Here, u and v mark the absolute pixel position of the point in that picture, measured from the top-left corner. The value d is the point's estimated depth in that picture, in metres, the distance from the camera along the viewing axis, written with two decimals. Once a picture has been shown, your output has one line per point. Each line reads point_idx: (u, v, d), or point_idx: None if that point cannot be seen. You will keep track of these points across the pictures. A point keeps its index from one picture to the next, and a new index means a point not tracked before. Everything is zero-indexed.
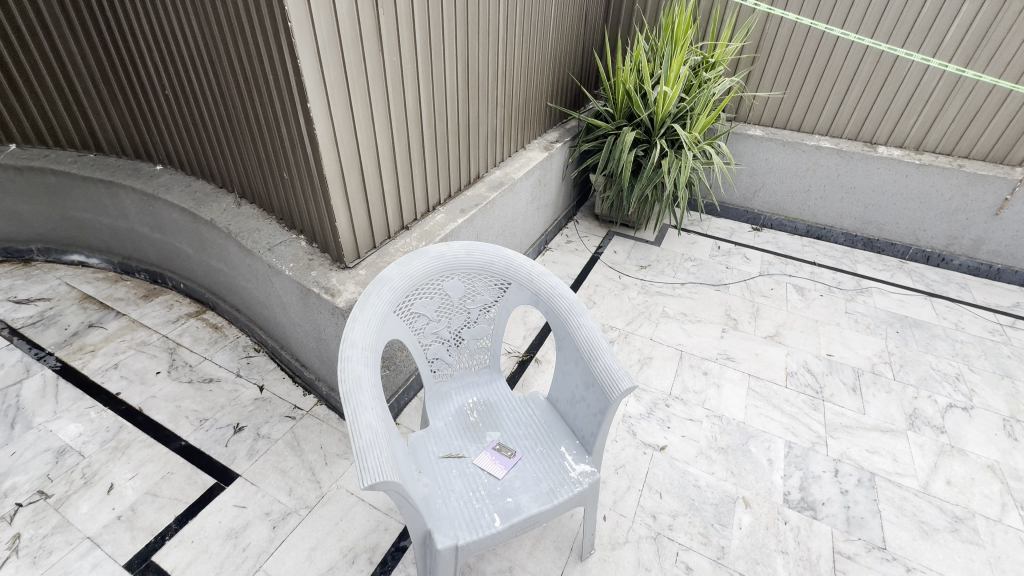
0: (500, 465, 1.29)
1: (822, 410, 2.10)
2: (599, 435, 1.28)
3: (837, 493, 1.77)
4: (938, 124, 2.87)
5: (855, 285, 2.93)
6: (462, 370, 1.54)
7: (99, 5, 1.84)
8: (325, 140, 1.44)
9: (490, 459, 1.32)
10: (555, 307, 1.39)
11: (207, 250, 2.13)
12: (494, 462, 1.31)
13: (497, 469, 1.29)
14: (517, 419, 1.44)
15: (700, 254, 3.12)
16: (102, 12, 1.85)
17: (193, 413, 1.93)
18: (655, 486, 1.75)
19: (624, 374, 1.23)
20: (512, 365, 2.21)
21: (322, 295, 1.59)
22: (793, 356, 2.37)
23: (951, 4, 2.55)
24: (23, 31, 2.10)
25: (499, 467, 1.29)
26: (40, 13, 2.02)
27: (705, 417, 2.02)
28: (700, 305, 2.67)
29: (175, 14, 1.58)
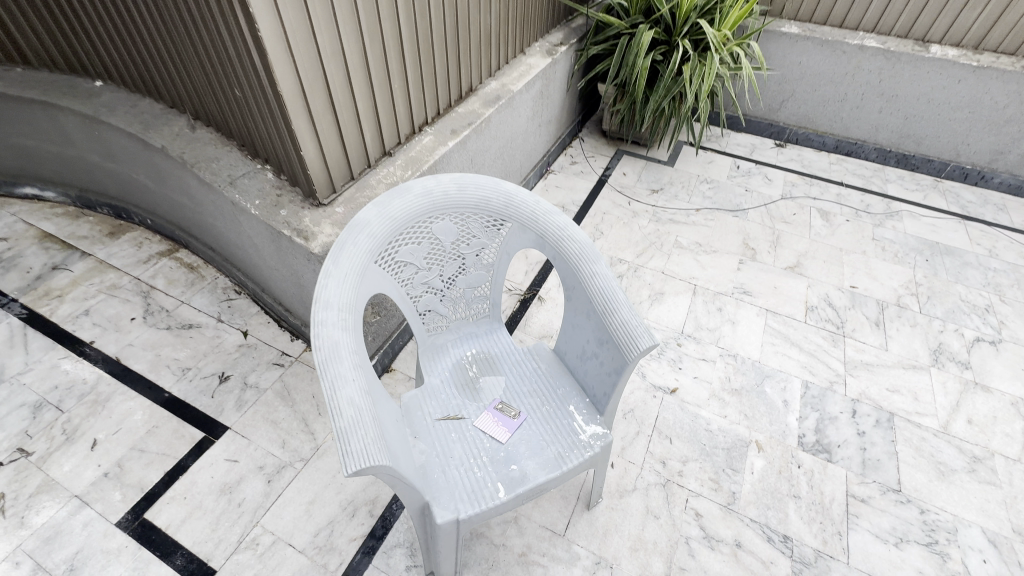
0: (503, 428, 1.18)
1: (842, 347, 1.98)
2: (613, 396, 1.15)
3: (854, 435, 1.70)
4: (1007, 16, 2.45)
5: (884, 208, 2.69)
6: (458, 321, 1.38)
7: None
8: (275, 47, 1.15)
9: (492, 420, 1.20)
10: (564, 252, 1.19)
11: (167, 183, 1.88)
12: (497, 424, 1.19)
13: (501, 432, 1.17)
14: (520, 374, 1.31)
15: (717, 176, 2.84)
16: None
17: (175, 362, 1.81)
18: (665, 431, 1.67)
19: (644, 331, 1.07)
20: (513, 304, 2.05)
21: (295, 238, 1.39)
22: (814, 288, 2.21)
23: None
24: None
25: (502, 429, 1.18)
26: None
27: (719, 357, 1.91)
28: (717, 234, 2.46)
29: None
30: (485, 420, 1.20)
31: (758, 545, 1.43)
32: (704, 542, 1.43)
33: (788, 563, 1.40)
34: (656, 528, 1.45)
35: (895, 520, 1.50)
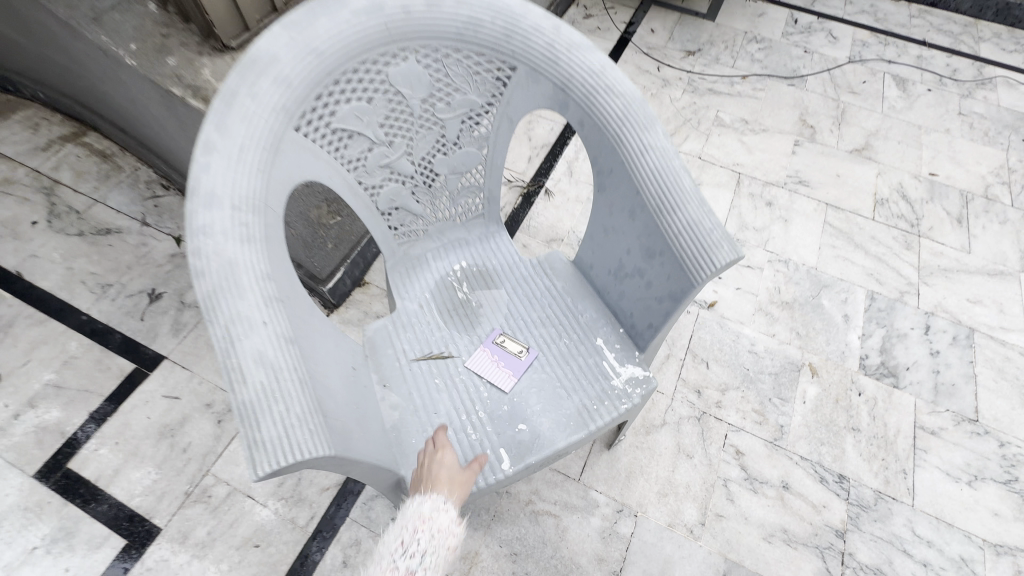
0: (508, 370, 0.85)
1: (916, 249, 1.62)
2: (661, 330, 0.81)
3: (926, 356, 1.42)
4: None
5: (975, 74, 2.16)
6: (441, 226, 0.98)
7: None
8: None
9: (493, 356, 0.87)
10: (598, 114, 0.76)
11: (30, 31, 1.35)
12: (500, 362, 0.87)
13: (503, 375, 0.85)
14: (529, 294, 0.95)
15: (770, 33, 2.25)
16: None
17: (92, 277, 1.44)
18: (701, 354, 1.38)
19: (722, 239, 0.69)
20: (514, 200, 1.64)
21: (193, 102, 0.94)
22: (884, 177, 1.79)
23: None
24: None
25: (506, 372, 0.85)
26: None
27: (767, 263, 1.56)
28: (767, 108, 1.96)
29: None
30: (484, 357, 0.88)
31: (809, 487, 1.20)
32: (746, 485, 1.20)
33: (843, 506, 1.19)
34: (689, 469, 1.21)
35: (969, 454, 1.27)
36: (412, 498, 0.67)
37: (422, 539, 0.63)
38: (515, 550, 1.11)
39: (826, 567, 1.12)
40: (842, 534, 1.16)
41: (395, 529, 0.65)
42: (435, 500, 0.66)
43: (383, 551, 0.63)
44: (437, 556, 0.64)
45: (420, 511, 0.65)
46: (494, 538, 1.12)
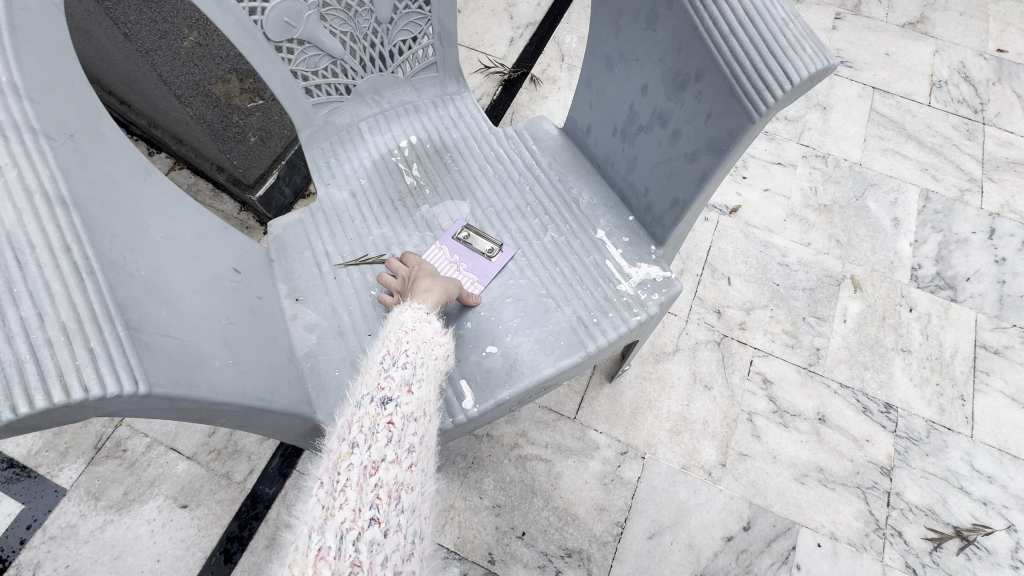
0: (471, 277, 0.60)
1: (979, 140, 1.34)
2: (691, 206, 0.56)
3: (990, 264, 1.18)
4: None
5: None
6: (375, 81, 0.69)
7: None
8: None
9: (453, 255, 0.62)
10: None
11: None
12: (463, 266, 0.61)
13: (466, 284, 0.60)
14: (503, 176, 0.67)
15: None
16: None
17: None
18: (721, 268, 1.14)
19: (799, 38, 0.43)
20: (493, 91, 1.33)
21: None
22: (943, 55, 1.48)
23: None
24: None
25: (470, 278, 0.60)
26: None
27: (801, 160, 1.28)
28: None
29: None
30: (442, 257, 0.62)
31: (850, 420, 1.01)
32: (775, 418, 1.00)
33: (890, 440, 0.99)
34: (707, 403, 1.01)
35: None
36: (389, 316, 0.53)
37: (412, 347, 0.48)
38: (498, 502, 0.92)
39: (869, 510, 0.94)
40: (889, 471, 0.97)
41: (376, 346, 0.50)
42: (417, 310, 0.52)
43: (363, 369, 0.48)
44: (434, 366, 0.49)
45: (399, 324, 0.51)
46: (473, 488, 0.93)
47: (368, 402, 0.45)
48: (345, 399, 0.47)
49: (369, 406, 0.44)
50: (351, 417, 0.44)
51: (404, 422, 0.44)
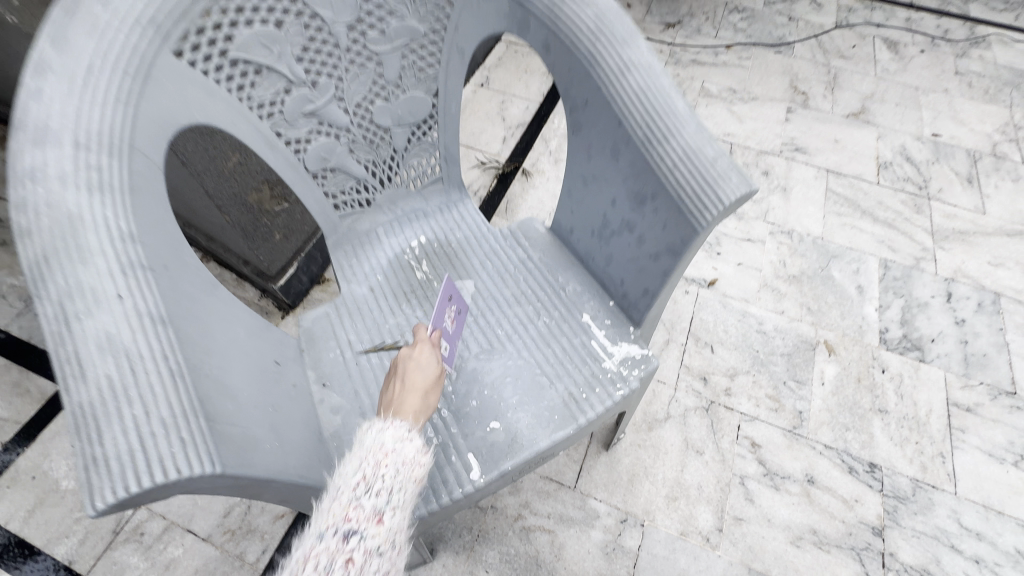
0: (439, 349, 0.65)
1: (927, 213, 1.50)
2: (660, 295, 0.66)
3: (951, 326, 1.28)
4: None
5: (967, 36, 2.06)
6: (392, 194, 0.82)
7: None
8: None
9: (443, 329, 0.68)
10: (569, 28, 0.61)
11: None
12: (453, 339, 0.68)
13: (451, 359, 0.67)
14: (503, 268, 0.79)
15: (751, 3, 2.15)
16: None
17: (13, 290, 1.27)
18: (704, 338, 1.23)
19: (729, 169, 0.55)
20: (489, 183, 1.50)
21: None
22: (885, 140, 1.68)
23: None
24: None
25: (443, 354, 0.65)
26: None
27: (768, 236, 1.42)
28: (756, 76, 1.85)
29: None
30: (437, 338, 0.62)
31: (837, 480, 1.05)
32: (766, 481, 1.05)
33: (877, 499, 1.04)
34: (700, 468, 1.06)
35: (1012, 431, 1.13)
36: (370, 426, 0.52)
37: (389, 471, 0.49)
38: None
39: (865, 572, 0.96)
40: (880, 531, 1.00)
41: (352, 462, 0.50)
42: (397, 429, 0.51)
43: (334, 488, 0.48)
44: (407, 491, 0.50)
45: (377, 443, 0.50)
46: (478, 562, 0.96)
47: (331, 533, 0.44)
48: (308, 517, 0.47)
49: (331, 539, 0.44)
50: (311, 546, 0.43)
51: (365, 558, 0.44)
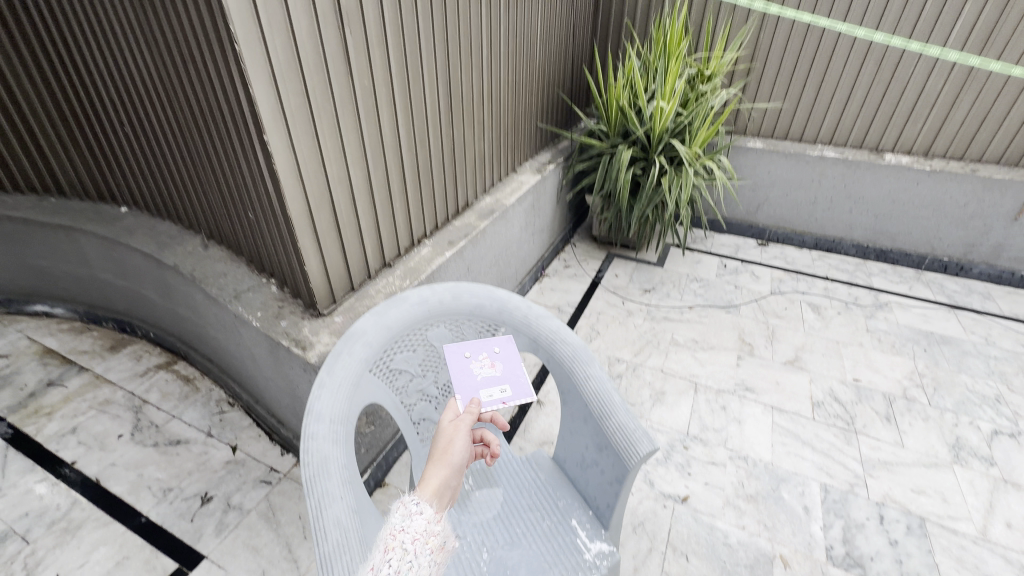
0: (500, 395, 1.08)
1: (856, 444, 1.90)
2: (617, 508, 1.09)
3: (886, 546, 1.56)
4: (948, 129, 2.78)
5: (873, 301, 2.75)
6: None
7: (61, 48, 1.71)
8: (289, 178, 1.26)
9: (494, 379, 1.12)
10: (556, 356, 1.20)
11: (172, 297, 1.94)
12: (504, 380, 1.12)
13: (515, 391, 1.10)
14: (520, 484, 1.23)
15: (706, 275, 2.96)
16: (63, 53, 1.72)
17: (157, 482, 1.72)
18: (680, 547, 1.54)
19: (642, 437, 1.05)
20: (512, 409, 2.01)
21: (292, 349, 1.38)
22: (817, 383, 2.19)
23: None
24: None
25: (506, 395, 1.09)
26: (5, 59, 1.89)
27: (728, 459, 1.82)
28: (712, 330, 2.49)
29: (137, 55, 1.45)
30: (456, 422, 0.97)
31: None
32: None
33: None
34: None
35: None
36: (394, 510, 0.82)
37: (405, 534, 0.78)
38: None
39: None
40: None
41: (386, 534, 0.79)
42: (408, 505, 0.81)
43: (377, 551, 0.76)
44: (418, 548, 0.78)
45: (399, 520, 0.80)
46: None
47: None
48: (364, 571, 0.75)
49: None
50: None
51: None
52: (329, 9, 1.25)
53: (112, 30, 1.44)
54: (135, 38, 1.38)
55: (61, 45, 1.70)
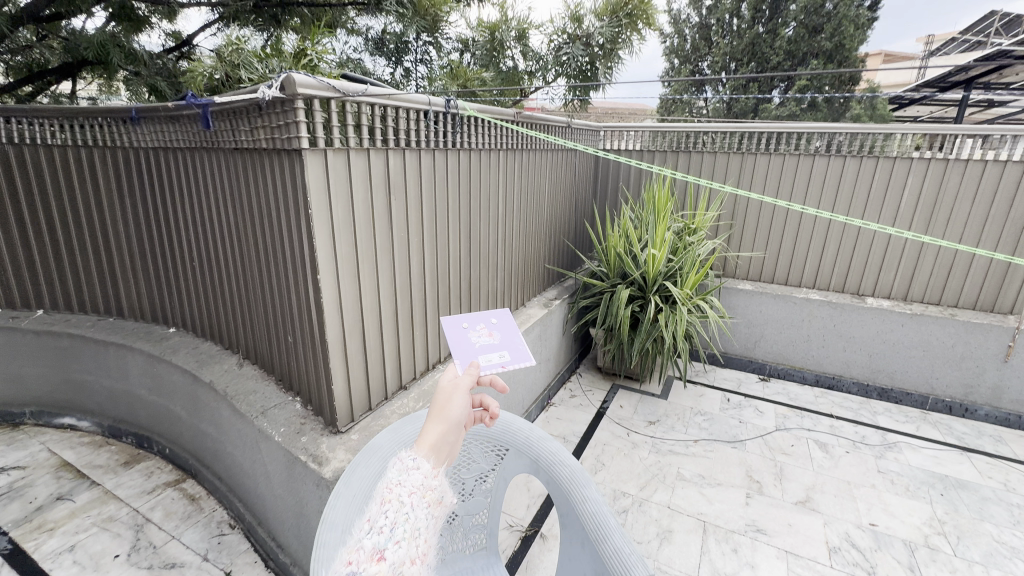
0: (499, 360, 1.02)
1: None
2: None
3: None
4: (918, 278, 3.08)
5: (881, 440, 2.73)
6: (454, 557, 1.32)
7: (162, 201, 2.14)
8: (331, 309, 1.49)
9: (493, 346, 1.06)
10: (555, 477, 1.28)
11: (199, 412, 2.07)
12: (502, 346, 1.05)
13: (515, 357, 1.04)
14: None
15: (710, 408, 3.02)
16: (162, 205, 2.15)
17: None
18: None
19: (637, 561, 1.07)
20: (514, 543, 1.95)
21: (308, 464, 1.46)
22: (831, 526, 2.11)
23: (886, 176, 3.02)
24: (94, 219, 2.42)
25: (504, 359, 1.03)
26: (113, 208, 2.35)
27: None
28: (719, 466, 2.48)
29: (225, 210, 1.83)
30: (455, 380, 0.93)
31: None
32: None
33: None
34: None
35: None
36: (393, 465, 0.80)
37: (399, 491, 0.75)
38: None
39: None
40: None
41: (382, 491, 0.76)
42: (405, 460, 0.79)
43: (373, 510, 0.74)
44: (412, 503, 0.75)
45: (396, 477, 0.77)
46: None
47: (367, 538, 0.70)
48: (361, 529, 0.74)
49: (368, 542, 0.70)
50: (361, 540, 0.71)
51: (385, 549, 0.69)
52: (381, 184, 1.61)
53: (211, 193, 1.85)
54: (229, 198, 1.77)
55: (163, 199, 2.13)
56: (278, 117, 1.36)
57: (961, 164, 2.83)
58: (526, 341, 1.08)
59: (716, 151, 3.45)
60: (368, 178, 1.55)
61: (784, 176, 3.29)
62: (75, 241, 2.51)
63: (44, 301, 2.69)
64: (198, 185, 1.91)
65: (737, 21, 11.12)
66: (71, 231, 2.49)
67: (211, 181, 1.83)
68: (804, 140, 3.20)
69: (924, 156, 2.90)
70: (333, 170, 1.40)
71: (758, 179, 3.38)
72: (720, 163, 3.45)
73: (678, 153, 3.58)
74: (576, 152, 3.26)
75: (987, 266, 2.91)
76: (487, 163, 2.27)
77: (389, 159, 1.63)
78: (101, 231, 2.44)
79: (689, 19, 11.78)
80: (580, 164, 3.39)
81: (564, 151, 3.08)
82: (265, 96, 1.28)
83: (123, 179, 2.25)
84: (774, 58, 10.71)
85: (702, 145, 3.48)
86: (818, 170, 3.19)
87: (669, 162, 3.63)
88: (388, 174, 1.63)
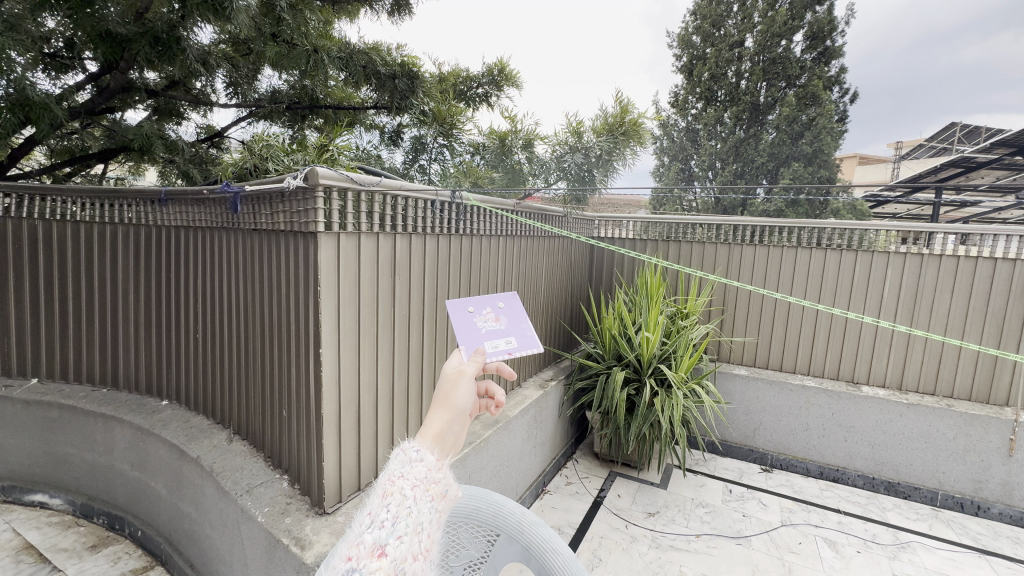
0: (507, 346, 1.04)
1: None
2: None
3: None
4: (911, 366, 3.11)
5: (894, 539, 2.59)
6: None
7: (175, 276, 2.24)
8: (330, 383, 1.51)
9: (499, 332, 1.08)
10: (549, 565, 1.20)
11: (181, 490, 1.99)
12: (509, 332, 1.08)
13: (522, 344, 1.07)
14: None
15: (712, 500, 2.90)
16: (175, 279, 2.24)
17: None
18: None
19: None
20: None
21: (290, 548, 1.39)
22: None
23: (867, 269, 3.18)
24: (107, 290, 2.51)
25: (511, 346, 1.05)
26: (127, 280, 2.44)
27: None
28: (723, 564, 2.34)
29: (235, 284, 1.92)
30: (460, 368, 0.85)
31: None
32: None
33: None
34: None
35: None
36: (392, 457, 0.66)
37: (404, 485, 0.62)
38: None
39: None
40: None
41: (381, 487, 0.62)
42: (409, 453, 0.66)
43: (369, 511, 0.59)
44: (418, 499, 0.62)
45: (399, 471, 0.64)
46: None
47: (367, 542, 0.55)
48: (355, 534, 0.58)
49: (369, 545, 0.55)
50: (358, 545, 0.55)
51: (389, 553, 0.55)
52: (388, 264, 1.71)
53: (226, 269, 1.96)
54: (241, 274, 1.87)
55: (177, 274, 2.23)
56: (299, 204, 1.49)
57: (935, 259, 2.99)
58: (531, 327, 1.12)
59: (704, 242, 3.65)
60: (375, 258, 1.65)
61: (770, 267, 3.46)
62: (85, 311, 2.58)
63: (42, 370, 2.69)
64: (213, 262, 2.02)
65: (721, 127, 12.22)
66: (83, 301, 2.57)
67: (227, 258, 1.94)
68: (786, 235, 3.41)
69: (900, 251, 3.07)
70: (343, 250, 1.50)
71: (745, 268, 3.55)
72: (708, 253, 3.64)
73: (669, 243, 3.79)
74: (572, 239, 3.45)
75: (976, 356, 2.96)
76: (488, 247, 2.41)
77: (397, 242, 1.75)
78: (111, 302, 2.51)
79: (677, 124, 12.94)
80: (576, 250, 3.57)
81: (561, 238, 3.27)
82: (289, 186, 1.42)
83: (142, 254, 2.37)
84: (758, 158, 11.59)
85: (691, 236, 3.69)
86: (802, 262, 3.36)
87: (661, 251, 3.82)
88: (394, 255, 1.74)
